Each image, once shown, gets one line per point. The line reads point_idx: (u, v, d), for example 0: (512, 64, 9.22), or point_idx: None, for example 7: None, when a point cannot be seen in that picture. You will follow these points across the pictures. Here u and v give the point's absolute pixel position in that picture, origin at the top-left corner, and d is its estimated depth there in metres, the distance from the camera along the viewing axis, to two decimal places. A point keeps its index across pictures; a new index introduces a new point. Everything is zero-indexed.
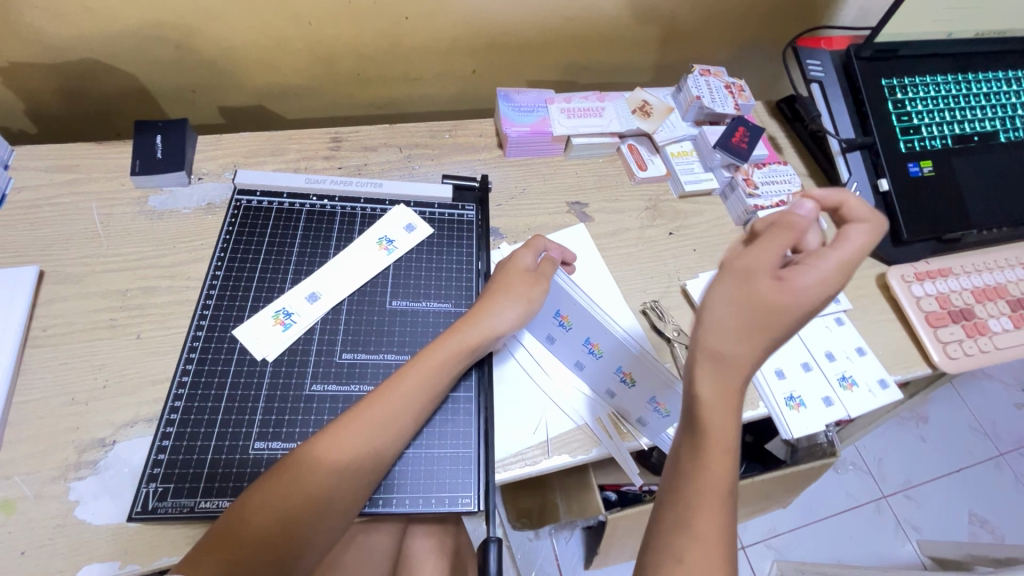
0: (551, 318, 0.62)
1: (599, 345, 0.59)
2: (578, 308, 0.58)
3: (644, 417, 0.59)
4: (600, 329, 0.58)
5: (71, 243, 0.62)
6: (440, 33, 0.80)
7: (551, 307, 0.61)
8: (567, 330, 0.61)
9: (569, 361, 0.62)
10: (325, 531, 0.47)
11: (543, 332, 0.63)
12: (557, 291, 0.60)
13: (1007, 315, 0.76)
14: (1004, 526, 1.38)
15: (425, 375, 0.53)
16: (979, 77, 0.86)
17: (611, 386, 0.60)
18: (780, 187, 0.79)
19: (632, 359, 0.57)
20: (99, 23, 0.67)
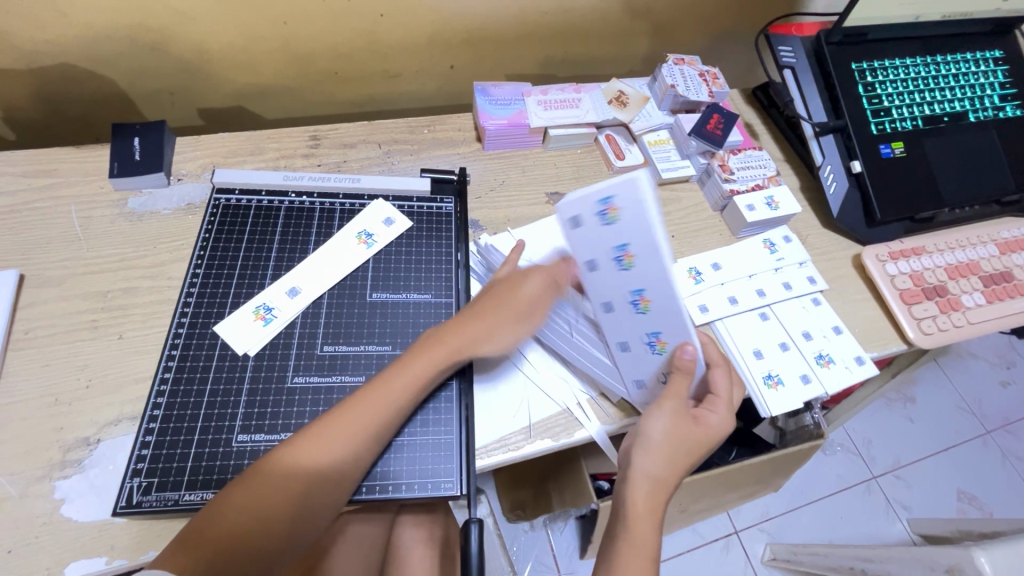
0: (602, 251, 0.48)
1: (647, 301, 0.50)
2: (651, 260, 0.47)
3: (643, 381, 0.57)
4: (662, 292, 0.48)
5: (51, 246, 0.63)
6: (415, 30, 0.81)
7: (614, 242, 0.47)
8: (624, 271, 0.49)
9: (595, 295, 0.52)
10: (306, 522, 0.48)
11: (584, 254, 0.50)
12: (635, 223, 0.45)
13: (980, 290, 0.78)
14: (992, 502, 1.40)
15: (408, 379, 0.53)
16: (947, 59, 0.88)
17: (630, 339, 0.54)
18: (755, 172, 0.81)
19: (674, 332, 0.51)
20: (73, 28, 0.67)
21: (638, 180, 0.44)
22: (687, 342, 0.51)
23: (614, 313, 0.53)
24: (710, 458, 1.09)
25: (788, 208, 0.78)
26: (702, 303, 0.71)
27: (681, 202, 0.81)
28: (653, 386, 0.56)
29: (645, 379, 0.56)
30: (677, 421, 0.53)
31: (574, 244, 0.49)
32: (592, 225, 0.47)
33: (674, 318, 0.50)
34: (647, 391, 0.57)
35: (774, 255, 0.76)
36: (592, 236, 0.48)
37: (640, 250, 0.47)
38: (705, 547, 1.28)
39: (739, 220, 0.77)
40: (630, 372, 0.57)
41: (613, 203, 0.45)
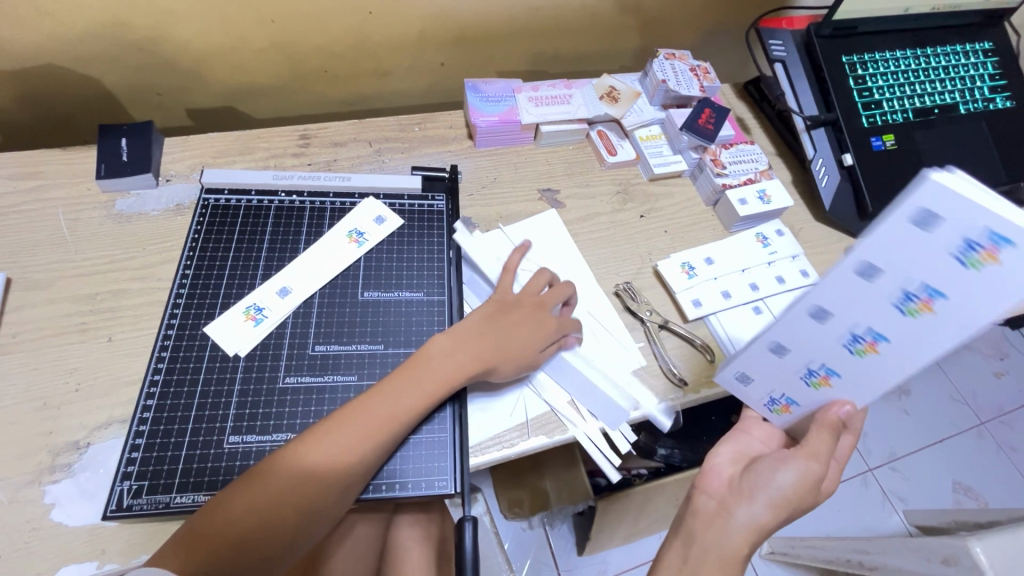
0: (914, 284, 0.37)
1: (870, 351, 0.43)
2: (938, 333, 0.38)
3: (755, 381, 0.54)
4: (907, 354, 0.41)
5: (37, 249, 0.62)
6: (404, 27, 0.80)
7: (927, 285, 0.36)
8: (899, 315, 0.39)
9: (814, 300, 0.42)
10: (307, 528, 0.47)
11: (864, 260, 0.38)
12: (997, 278, 0.34)
13: None
14: (987, 492, 1.41)
15: (415, 387, 0.53)
16: (937, 52, 0.88)
17: (792, 351, 0.48)
18: (747, 166, 0.80)
19: (850, 385, 0.47)
20: (58, 28, 0.66)
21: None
22: (849, 402, 0.49)
23: (812, 329, 0.45)
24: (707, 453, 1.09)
25: (779, 201, 0.78)
26: (695, 297, 0.71)
27: (674, 196, 0.81)
28: (760, 391, 0.55)
29: (753, 380, 0.54)
30: (809, 479, 0.50)
31: (875, 246, 0.37)
32: (942, 243, 0.34)
33: (864, 375, 0.45)
34: (739, 387, 0.56)
35: (767, 248, 0.76)
36: (898, 248, 0.36)
37: (962, 309, 0.36)
38: None
39: (731, 214, 0.77)
40: (744, 366, 0.53)
41: (996, 249, 0.33)
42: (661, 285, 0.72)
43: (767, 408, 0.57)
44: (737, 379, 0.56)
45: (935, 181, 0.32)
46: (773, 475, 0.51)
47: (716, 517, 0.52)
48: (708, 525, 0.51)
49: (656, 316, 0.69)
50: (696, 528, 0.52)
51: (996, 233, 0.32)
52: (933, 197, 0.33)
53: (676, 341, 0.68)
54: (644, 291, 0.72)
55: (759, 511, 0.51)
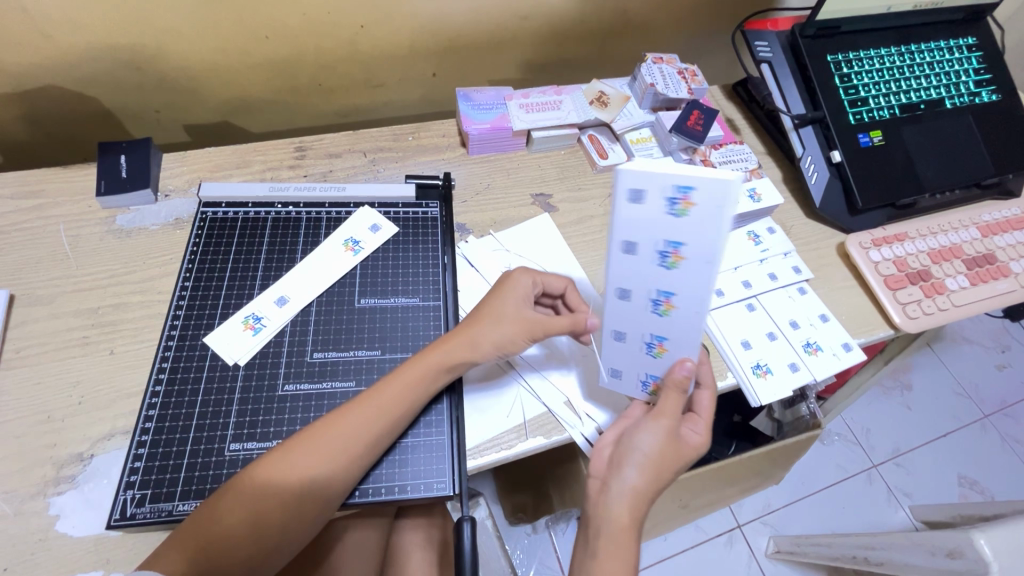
0: (660, 241, 0.45)
1: (672, 306, 0.49)
2: (701, 265, 0.45)
3: (622, 372, 0.57)
4: (695, 294, 0.48)
5: (40, 266, 0.63)
6: (396, 39, 0.82)
7: (669, 237, 0.44)
8: (665, 269, 0.47)
9: (617, 281, 0.49)
10: (297, 529, 0.49)
11: (625, 236, 0.46)
12: (700, 216, 0.43)
13: (963, 273, 0.79)
14: (992, 485, 1.40)
15: (400, 390, 0.53)
16: (921, 48, 0.89)
17: (627, 332, 0.53)
18: (738, 166, 0.82)
19: (679, 342, 0.52)
20: (57, 50, 0.68)
21: (722, 182, 0.41)
22: (688, 360, 0.53)
23: (628, 305, 0.51)
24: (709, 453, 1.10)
25: (770, 199, 0.79)
26: None
27: None
28: (628, 377, 0.58)
29: (623, 371, 0.57)
30: (666, 435, 0.53)
31: (623, 222, 0.45)
32: (656, 206, 0.43)
33: (688, 330, 0.50)
34: (617, 382, 0.59)
35: (759, 246, 0.78)
36: (634, 217, 0.44)
37: (698, 245, 0.44)
38: (709, 542, 1.28)
39: None
40: (610, 361, 0.57)
41: (688, 197, 0.42)
42: None
43: (642, 391, 0.58)
44: (610, 375, 0.58)
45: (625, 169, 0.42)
46: (641, 439, 0.53)
47: (602, 493, 0.53)
48: (597, 504, 0.53)
49: None
50: (591, 514, 0.53)
51: (683, 182, 0.41)
52: (632, 175, 0.42)
53: None
54: None
55: (632, 476, 0.52)
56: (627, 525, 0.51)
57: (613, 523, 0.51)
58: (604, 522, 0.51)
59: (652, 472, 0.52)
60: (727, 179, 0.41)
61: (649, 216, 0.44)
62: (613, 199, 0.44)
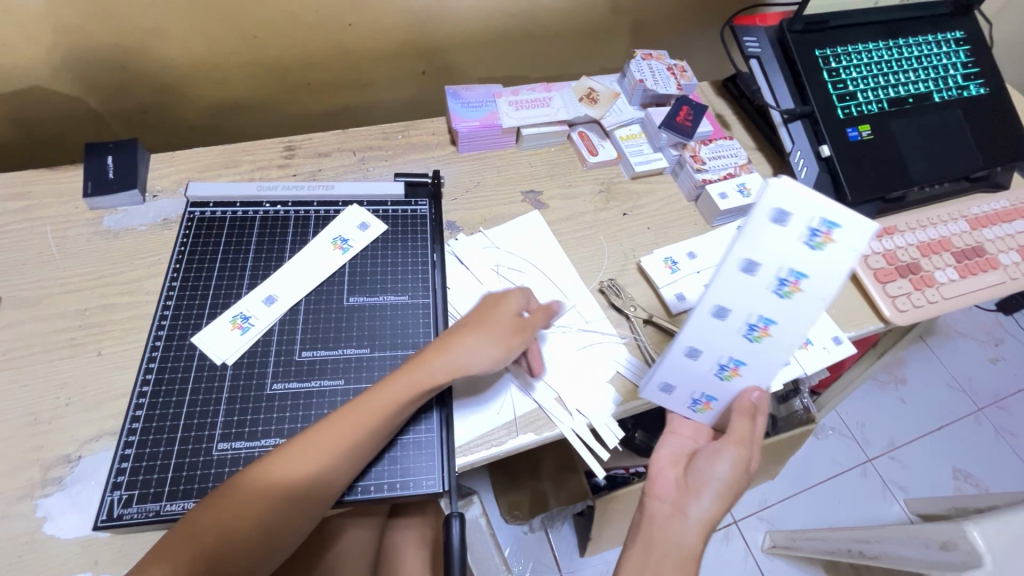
0: (785, 269, 0.45)
1: (766, 337, 0.50)
2: (815, 300, 0.46)
3: (673, 388, 0.56)
4: (795, 327, 0.48)
5: (27, 268, 0.63)
6: (384, 38, 0.82)
7: (797, 267, 0.45)
8: (777, 297, 0.47)
9: (716, 300, 0.48)
10: (286, 531, 0.49)
11: (749, 257, 0.46)
12: (844, 254, 0.44)
13: (953, 266, 0.79)
14: (986, 477, 1.41)
15: (384, 404, 0.51)
16: (909, 42, 0.90)
17: (704, 352, 0.52)
18: (727, 161, 0.82)
19: (755, 372, 0.53)
20: (43, 51, 0.68)
21: (870, 226, 0.42)
22: (757, 388, 0.54)
23: (719, 325, 0.50)
24: None
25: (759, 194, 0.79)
26: (679, 291, 0.71)
27: (656, 193, 0.82)
28: (678, 395, 0.57)
29: (676, 388, 0.56)
30: (742, 464, 0.53)
31: (753, 243, 0.45)
32: (797, 233, 0.44)
33: (767, 360, 0.51)
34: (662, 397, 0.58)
35: None
36: (772, 241, 0.45)
37: (827, 283, 0.45)
38: (706, 538, 1.28)
39: (712, 208, 0.78)
40: (665, 377, 0.55)
41: (831, 232, 0.43)
42: (645, 281, 0.73)
43: (690, 408, 0.58)
44: (660, 390, 0.57)
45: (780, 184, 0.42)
46: (717, 466, 0.53)
47: (673, 519, 0.53)
48: (664, 528, 0.53)
49: (640, 311, 0.69)
50: (647, 533, 0.53)
51: (835, 217, 0.43)
52: (783, 195, 0.43)
53: (660, 335, 0.69)
54: (628, 286, 0.72)
55: (708, 505, 0.53)
56: (692, 552, 0.52)
57: (681, 548, 0.52)
58: (675, 550, 0.51)
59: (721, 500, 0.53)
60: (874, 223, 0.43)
61: (777, 242, 0.45)
62: (753, 217, 0.44)
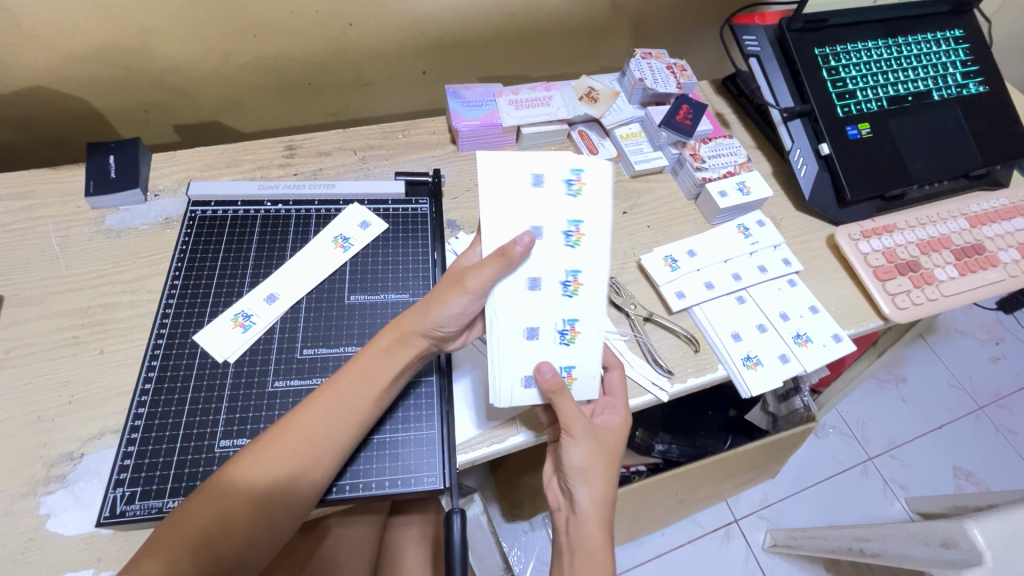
0: (563, 222, 0.57)
1: (579, 284, 0.57)
2: (597, 242, 0.58)
3: (531, 374, 0.55)
4: (593, 268, 0.57)
5: (29, 267, 0.63)
6: (384, 37, 0.82)
7: (569, 215, 0.58)
8: (575, 247, 0.57)
9: (559, 260, 0.57)
10: (274, 529, 0.48)
11: (534, 220, 0.57)
12: (596, 187, 0.59)
13: (952, 263, 0.79)
14: (987, 475, 1.41)
15: (364, 377, 0.52)
16: (908, 41, 0.90)
17: (539, 324, 0.55)
18: (727, 159, 0.82)
19: (589, 324, 0.57)
20: (44, 51, 0.68)
21: (603, 165, 0.60)
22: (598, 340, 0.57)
23: (538, 293, 0.55)
24: (704, 447, 1.10)
25: (760, 192, 0.79)
26: (679, 289, 0.71)
27: (655, 192, 0.83)
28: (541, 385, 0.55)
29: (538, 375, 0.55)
30: (589, 444, 0.54)
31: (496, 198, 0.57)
32: (555, 191, 0.58)
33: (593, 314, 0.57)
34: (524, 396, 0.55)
35: (749, 239, 0.78)
36: (535, 188, 0.58)
37: (595, 221, 0.58)
38: (706, 537, 1.28)
39: (712, 207, 0.78)
40: (520, 368, 0.55)
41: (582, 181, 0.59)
42: (645, 279, 0.73)
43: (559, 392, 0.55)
44: (523, 384, 0.55)
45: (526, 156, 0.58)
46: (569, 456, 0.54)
47: (572, 518, 0.54)
48: (567, 533, 0.54)
49: (640, 309, 0.70)
50: (563, 543, 0.55)
51: (574, 164, 0.59)
52: (536, 166, 0.59)
53: (661, 333, 0.69)
54: (628, 285, 0.73)
55: (585, 493, 0.54)
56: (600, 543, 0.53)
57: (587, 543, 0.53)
58: (580, 549, 0.53)
59: (600, 483, 0.54)
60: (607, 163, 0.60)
61: (553, 202, 0.58)
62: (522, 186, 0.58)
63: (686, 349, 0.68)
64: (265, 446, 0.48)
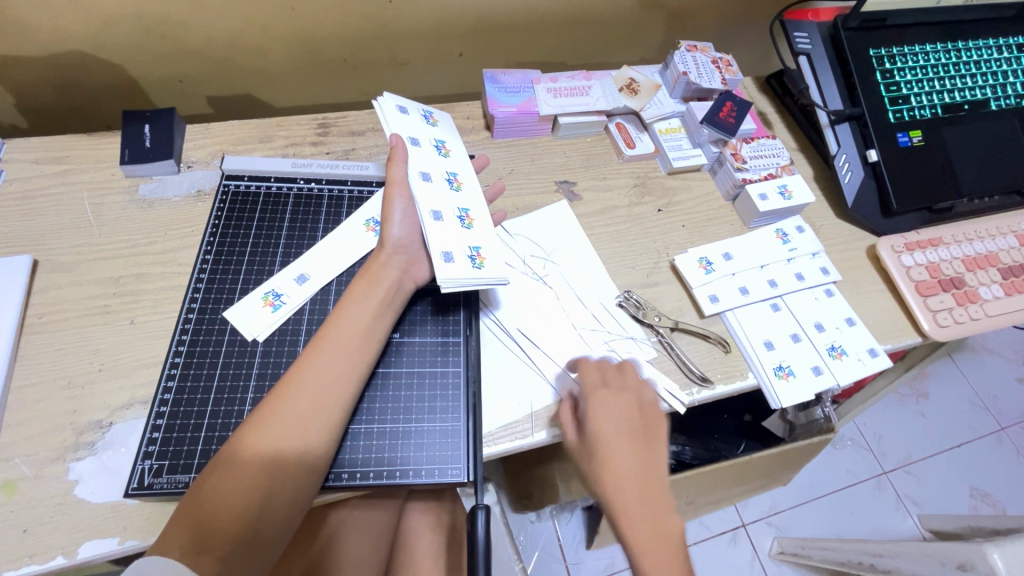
0: (444, 171, 0.61)
1: (461, 183, 0.61)
2: (475, 186, 0.62)
3: (450, 252, 0.54)
4: (472, 177, 0.62)
5: (63, 232, 0.63)
6: (423, 17, 0.80)
7: (447, 168, 0.61)
8: (457, 190, 0.60)
9: (457, 201, 0.59)
10: (286, 494, 0.47)
11: (447, 169, 0.61)
12: (444, 132, 0.65)
13: (998, 282, 0.76)
14: (1005, 498, 1.38)
15: (359, 327, 0.53)
16: (969, 45, 0.86)
17: (441, 208, 0.57)
18: (768, 161, 0.79)
19: (482, 213, 0.60)
20: (85, 16, 0.67)
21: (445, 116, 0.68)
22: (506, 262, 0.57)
23: (430, 183, 0.58)
24: (719, 451, 1.09)
25: (801, 197, 0.76)
26: (712, 293, 0.70)
27: (692, 191, 0.80)
28: (458, 260, 0.54)
29: (453, 253, 0.54)
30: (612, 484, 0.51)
31: (391, 121, 0.61)
32: (430, 143, 0.62)
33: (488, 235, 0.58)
34: (450, 268, 0.53)
35: (787, 245, 0.75)
36: (406, 125, 0.62)
37: (457, 153, 0.64)
38: (713, 540, 1.28)
39: (751, 210, 0.76)
40: (438, 242, 0.54)
41: (445, 143, 0.64)
42: (677, 280, 0.72)
43: (475, 267, 0.54)
44: (442, 259, 0.53)
45: (383, 106, 0.61)
46: (624, 524, 0.50)
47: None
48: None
49: (666, 320, 0.67)
50: None
51: (428, 109, 0.67)
52: (387, 110, 0.62)
53: (689, 339, 0.67)
54: (660, 285, 0.71)
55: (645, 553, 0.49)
56: None
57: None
58: None
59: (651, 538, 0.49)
60: (449, 115, 0.69)
61: (429, 153, 0.61)
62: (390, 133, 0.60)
63: (715, 356, 0.66)
64: (271, 400, 0.48)
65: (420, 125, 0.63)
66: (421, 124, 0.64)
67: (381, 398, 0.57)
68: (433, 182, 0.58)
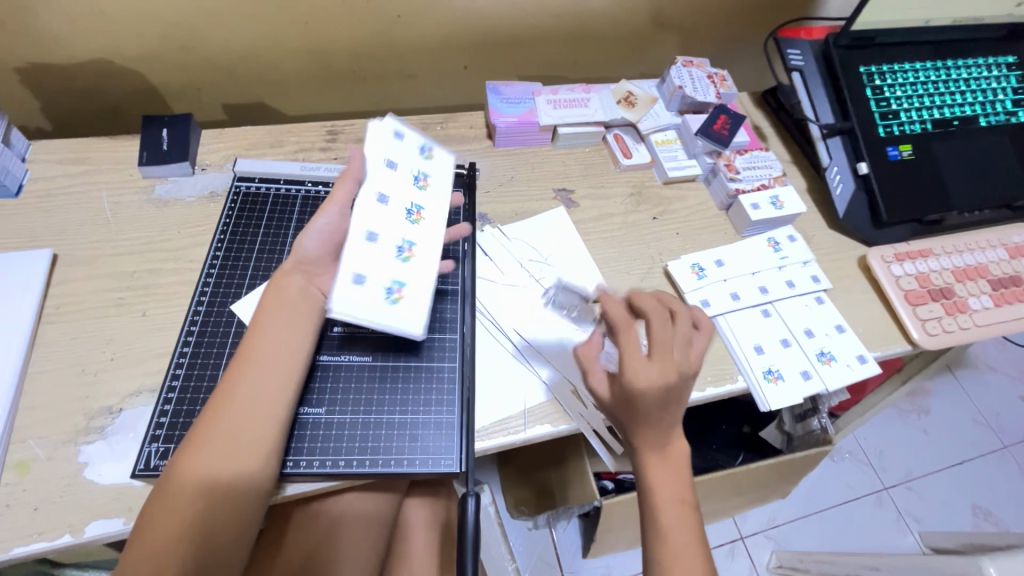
0: (407, 201, 0.58)
1: (422, 218, 0.59)
2: (435, 227, 0.59)
3: (365, 275, 0.53)
4: (437, 218, 0.60)
5: (82, 229, 0.66)
6: (430, 31, 0.84)
7: (413, 199, 0.59)
8: (415, 224, 0.58)
9: (403, 234, 0.57)
10: (232, 524, 0.47)
11: (409, 201, 0.58)
12: (437, 167, 0.62)
13: (988, 293, 0.78)
14: (1008, 516, 1.37)
15: (280, 351, 0.52)
16: (959, 64, 0.88)
17: (379, 231, 0.56)
18: (761, 172, 0.82)
19: (427, 252, 0.58)
20: (112, 27, 0.71)
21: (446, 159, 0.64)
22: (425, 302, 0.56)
23: (383, 208, 0.56)
24: (716, 461, 1.09)
25: (792, 207, 0.78)
26: (704, 298, 0.72)
27: (687, 200, 0.83)
28: (371, 286, 0.53)
29: (365, 278, 0.53)
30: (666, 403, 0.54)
31: (375, 139, 0.59)
32: (406, 171, 0.60)
33: (424, 272, 0.57)
34: (360, 293, 0.53)
35: (779, 253, 0.77)
36: (392, 149, 0.59)
37: (436, 189, 0.61)
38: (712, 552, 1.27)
39: (743, 218, 0.78)
40: (355, 262, 0.53)
41: (427, 177, 0.61)
42: (670, 285, 0.74)
43: (386, 303, 0.54)
44: (352, 280, 0.53)
45: (383, 123, 0.60)
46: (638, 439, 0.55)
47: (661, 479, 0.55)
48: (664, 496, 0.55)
49: None
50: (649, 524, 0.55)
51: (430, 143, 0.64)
52: (386, 130, 0.60)
53: None
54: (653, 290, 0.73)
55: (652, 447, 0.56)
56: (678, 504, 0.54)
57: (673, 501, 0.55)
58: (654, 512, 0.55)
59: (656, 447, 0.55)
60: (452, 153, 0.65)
61: (400, 183, 0.58)
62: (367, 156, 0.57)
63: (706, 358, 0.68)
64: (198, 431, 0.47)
65: (410, 156, 0.61)
66: (406, 146, 0.61)
67: (374, 391, 0.59)
68: (383, 210, 0.56)
